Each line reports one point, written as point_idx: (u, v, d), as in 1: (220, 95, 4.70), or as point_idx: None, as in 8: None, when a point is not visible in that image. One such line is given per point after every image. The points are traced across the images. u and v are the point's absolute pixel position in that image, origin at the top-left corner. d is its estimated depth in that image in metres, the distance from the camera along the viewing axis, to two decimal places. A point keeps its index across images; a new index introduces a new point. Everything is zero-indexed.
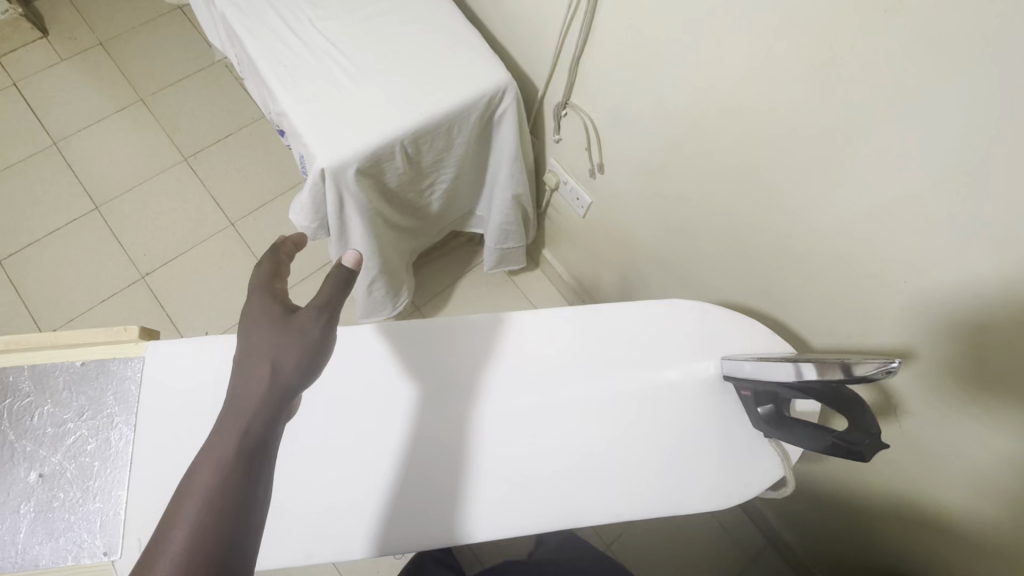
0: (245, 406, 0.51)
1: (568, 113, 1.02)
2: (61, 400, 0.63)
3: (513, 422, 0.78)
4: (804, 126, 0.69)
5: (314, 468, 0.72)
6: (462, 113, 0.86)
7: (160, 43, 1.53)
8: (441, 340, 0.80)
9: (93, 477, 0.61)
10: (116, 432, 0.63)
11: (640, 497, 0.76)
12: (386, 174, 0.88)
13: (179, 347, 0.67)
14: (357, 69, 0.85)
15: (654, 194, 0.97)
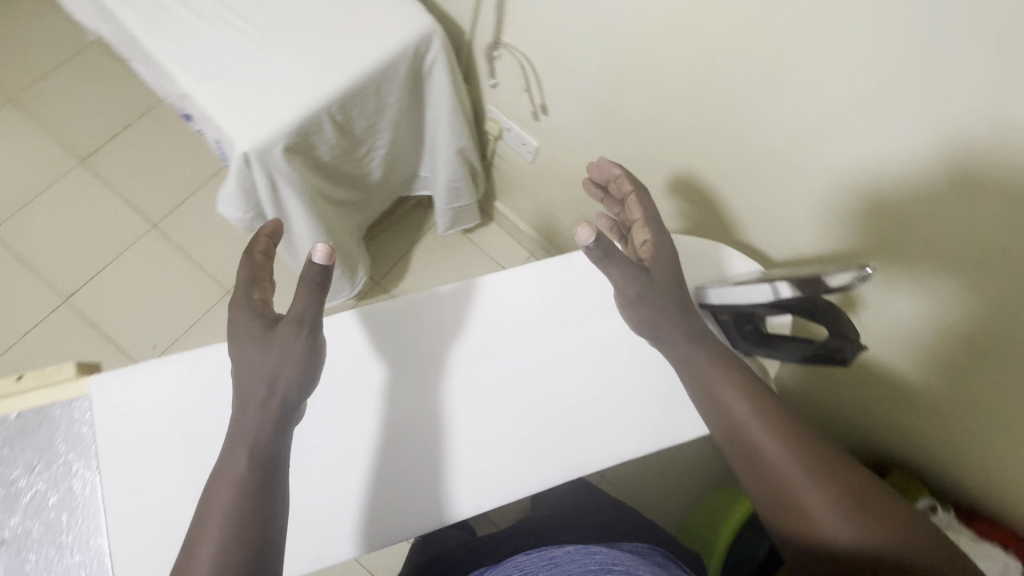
0: (250, 428, 0.52)
1: (501, 53, 0.93)
2: (3, 457, 0.53)
3: (501, 390, 0.66)
4: (749, 33, 0.61)
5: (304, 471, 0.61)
6: (389, 69, 0.81)
7: (14, 30, 1.46)
8: (394, 316, 0.67)
9: (67, 533, 0.54)
10: (80, 479, 0.55)
11: (648, 435, 0.67)
12: (318, 148, 0.83)
13: (126, 377, 0.58)
14: (262, 37, 0.78)
15: (596, 129, 0.91)
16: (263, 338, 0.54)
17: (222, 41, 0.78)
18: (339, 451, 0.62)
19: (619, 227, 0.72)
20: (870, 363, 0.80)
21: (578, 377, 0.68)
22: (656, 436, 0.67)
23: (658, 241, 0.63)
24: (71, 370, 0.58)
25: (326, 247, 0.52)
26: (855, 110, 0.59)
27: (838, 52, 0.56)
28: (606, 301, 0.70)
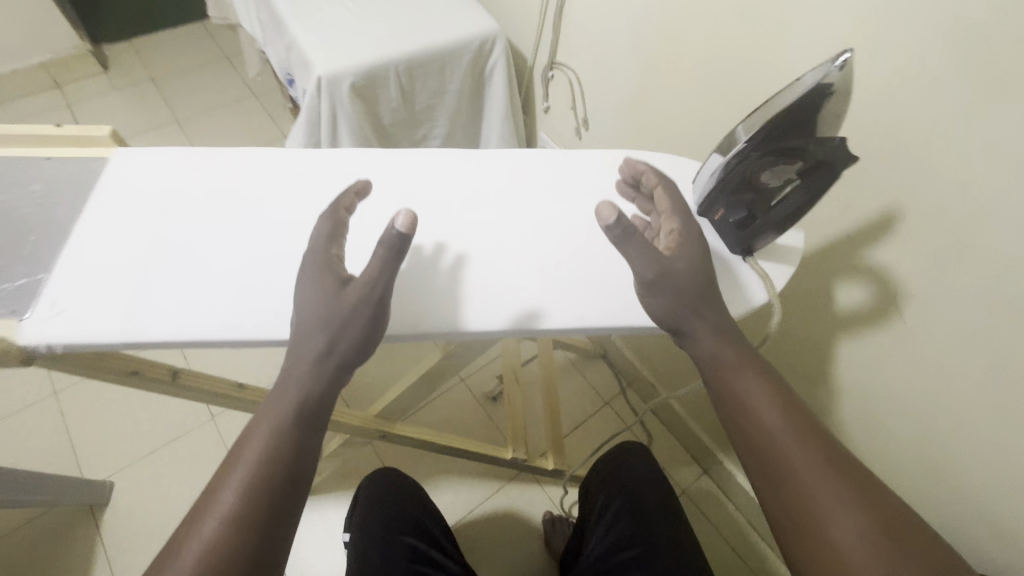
0: (302, 379, 0.46)
1: (556, 74, 1.09)
2: (22, 182, 0.57)
3: (484, 234, 0.60)
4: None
5: (244, 248, 0.54)
6: (456, 52, 0.96)
7: (200, 80, 1.94)
8: (435, 161, 0.64)
9: (22, 255, 0.52)
10: (62, 213, 0.55)
11: (621, 312, 0.56)
12: (380, 105, 0.97)
13: (146, 149, 0.60)
14: (358, 10, 0.97)
15: (629, 133, 0.99)
16: (333, 290, 0.48)
17: (328, 7, 0.96)
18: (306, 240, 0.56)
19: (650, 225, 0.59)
20: (961, 358, 0.66)
21: (557, 242, 0.60)
22: (626, 312, 0.56)
23: (684, 234, 0.53)
24: (105, 131, 0.59)
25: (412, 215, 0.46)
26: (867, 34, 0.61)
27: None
28: (597, 185, 0.65)
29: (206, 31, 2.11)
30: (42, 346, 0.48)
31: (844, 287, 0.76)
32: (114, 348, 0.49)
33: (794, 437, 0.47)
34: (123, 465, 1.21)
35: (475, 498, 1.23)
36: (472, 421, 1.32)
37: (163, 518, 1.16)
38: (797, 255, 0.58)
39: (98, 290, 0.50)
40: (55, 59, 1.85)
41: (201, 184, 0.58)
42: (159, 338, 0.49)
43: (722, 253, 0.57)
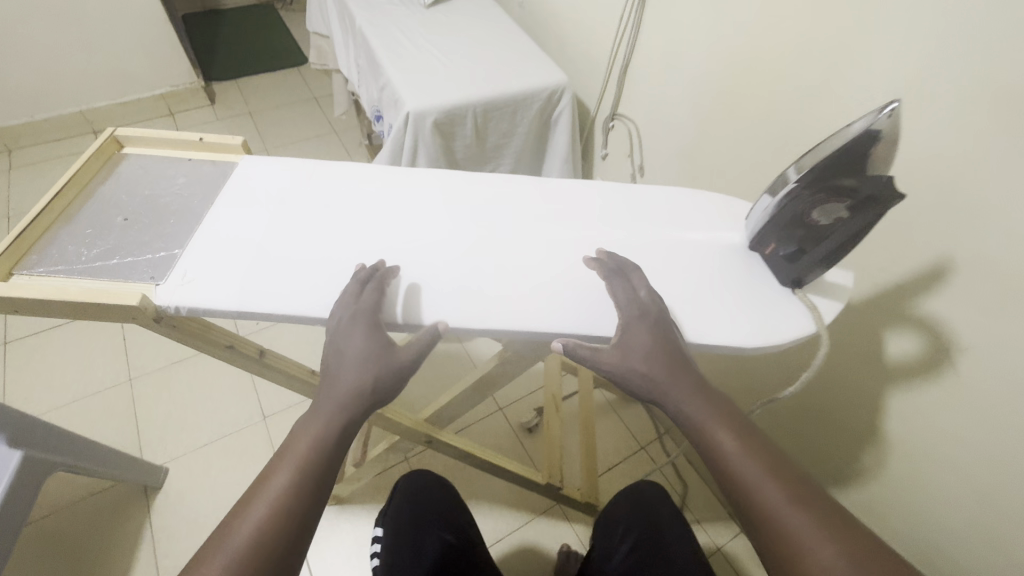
0: (342, 407, 0.49)
1: (616, 124, 1.20)
2: (169, 177, 0.69)
3: (552, 247, 0.66)
4: (814, 53, 0.75)
5: (344, 243, 0.63)
6: (528, 99, 1.07)
7: (290, 116, 2.17)
8: (510, 187, 0.72)
9: (162, 233, 0.62)
10: (197, 202, 0.66)
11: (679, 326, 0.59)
12: (456, 141, 1.07)
13: (267, 160, 0.72)
14: (445, 59, 1.10)
15: (683, 179, 1.07)
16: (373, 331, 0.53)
17: (420, 55, 1.10)
18: (394, 243, 0.64)
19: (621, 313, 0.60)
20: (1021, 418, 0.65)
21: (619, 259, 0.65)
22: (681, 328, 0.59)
23: (632, 323, 0.55)
24: (238, 141, 0.71)
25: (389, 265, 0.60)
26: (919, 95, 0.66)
27: (882, 49, 0.67)
28: (657, 215, 0.70)
29: (301, 76, 2.37)
30: (172, 307, 0.56)
31: (897, 336, 0.76)
32: (227, 315, 0.57)
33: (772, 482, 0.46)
34: (179, 453, 1.29)
35: (503, 527, 1.23)
36: (507, 449, 1.34)
37: (208, 508, 1.21)
38: (844, 292, 0.62)
39: (221, 267, 0.59)
40: (172, 91, 2.13)
41: (310, 190, 0.68)
42: (264, 309, 0.56)
43: (771, 285, 0.63)
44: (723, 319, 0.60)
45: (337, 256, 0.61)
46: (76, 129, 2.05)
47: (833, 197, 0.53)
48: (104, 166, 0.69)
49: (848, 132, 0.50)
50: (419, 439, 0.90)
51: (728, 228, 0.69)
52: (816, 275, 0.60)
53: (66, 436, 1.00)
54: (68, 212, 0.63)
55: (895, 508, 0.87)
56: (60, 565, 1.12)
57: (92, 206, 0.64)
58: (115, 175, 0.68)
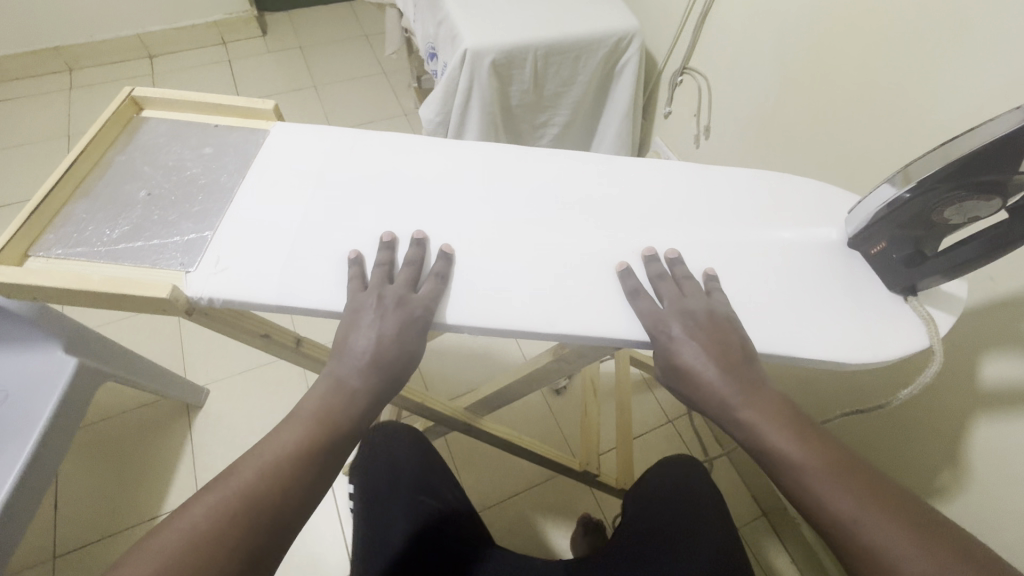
0: (362, 376, 0.52)
1: (685, 78, 1.15)
2: (193, 146, 0.67)
3: (619, 243, 0.64)
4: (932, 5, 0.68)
5: (429, 214, 0.63)
6: (593, 45, 0.99)
7: (340, 54, 2.12)
8: (576, 170, 0.70)
9: (190, 212, 0.61)
10: (226, 175, 0.65)
11: (772, 335, 0.59)
12: (512, 87, 1.02)
13: (302, 130, 0.70)
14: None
15: (758, 143, 1.03)
16: (391, 305, 0.55)
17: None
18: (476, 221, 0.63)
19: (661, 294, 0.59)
20: None
21: (700, 255, 0.64)
22: (771, 336, 0.59)
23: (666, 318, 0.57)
24: (269, 106, 0.69)
25: (392, 237, 0.60)
26: None
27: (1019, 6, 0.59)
28: (739, 210, 0.68)
29: (353, 12, 2.30)
30: (204, 299, 0.56)
31: (989, 336, 0.73)
32: (266, 308, 0.56)
33: (820, 468, 0.47)
34: (219, 377, 1.35)
35: (524, 504, 1.22)
36: (534, 420, 1.33)
37: (243, 431, 1.27)
38: (958, 305, 0.63)
39: (260, 252, 0.59)
40: (225, 19, 2.09)
41: (345, 169, 0.66)
42: (307, 306, 0.56)
43: (880, 290, 0.63)
44: (820, 330, 0.59)
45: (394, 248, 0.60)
46: (131, 52, 2.06)
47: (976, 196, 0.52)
48: (122, 132, 0.68)
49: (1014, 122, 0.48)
50: (458, 426, 0.95)
51: (831, 225, 0.68)
52: (934, 283, 0.60)
53: (120, 349, 1.05)
54: (84, 186, 0.62)
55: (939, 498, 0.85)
56: (108, 469, 1.20)
57: (110, 180, 0.63)
58: (134, 146, 0.67)
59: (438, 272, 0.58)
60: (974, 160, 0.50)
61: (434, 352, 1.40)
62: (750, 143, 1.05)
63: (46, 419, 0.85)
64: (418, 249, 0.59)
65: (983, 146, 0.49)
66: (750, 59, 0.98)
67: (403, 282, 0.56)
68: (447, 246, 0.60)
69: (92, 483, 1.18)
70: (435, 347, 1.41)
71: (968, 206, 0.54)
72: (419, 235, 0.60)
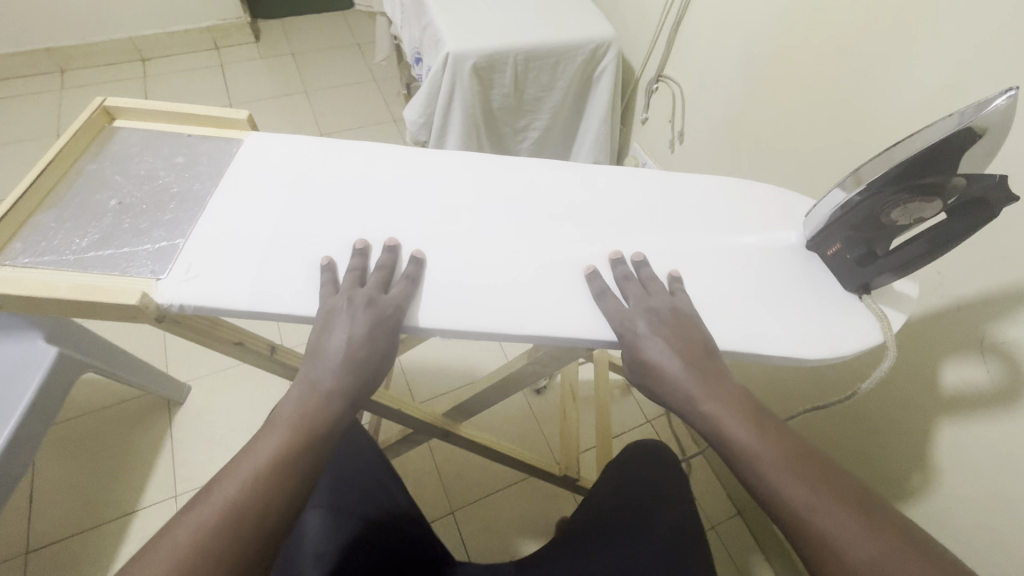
0: (337, 376, 0.52)
1: (660, 86, 1.20)
2: (166, 156, 0.67)
3: (585, 245, 0.64)
4: (881, 14, 0.72)
5: (396, 212, 0.64)
6: (571, 53, 1.04)
7: (331, 61, 2.17)
8: (542, 175, 0.70)
9: (162, 220, 0.61)
10: (199, 184, 0.65)
11: (738, 335, 0.58)
12: (493, 90, 1.06)
13: (275, 138, 0.70)
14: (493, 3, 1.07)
15: (728, 148, 1.07)
16: (362, 305, 0.55)
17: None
18: (442, 223, 0.63)
19: (628, 296, 0.58)
20: None
21: (666, 253, 0.64)
22: (734, 335, 0.58)
23: (634, 325, 0.56)
24: (243, 116, 0.69)
25: (364, 242, 0.59)
26: (985, 63, 0.62)
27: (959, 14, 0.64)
28: (703, 214, 0.68)
29: (345, 21, 2.35)
30: (174, 306, 0.55)
31: (940, 326, 0.77)
32: (238, 314, 0.56)
33: (789, 466, 0.48)
34: (201, 373, 1.35)
35: (502, 505, 1.22)
36: (514, 424, 1.34)
37: (223, 429, 1.27)
38: (909, 301, 0.64)
39: (228, 261, 0.58)
40: (219, 25, 2.13)
41: (319, 177, 0.66)
42: (279, 310, 0.56)
43: (836, 290, 0.63)
44: (783, 329, 0.59)
45: (367, 252, 0.60)
46: (125, 55, 2.09)
47: (922, 196, 0.53)
48: (93, 141, 0.68)
49: (954, 125, 0.49)
50: (437, 433, 0.97)
51: (789, 226, 0.69)
52: (886, 280, 0.60)
53: (100, 342, 1.05)
54: (52, 197, 0.62)
55: (899, 487, 0.88)
56: (85, 465, 1.20)
57: (80, 189, 0.63)
58: (107, 156, 0.67)
59: (408, 272, 0.58)
60: (918, 162, 0.51)
61: (414, 361, 1.41)
62: (722, 147, 1.09)
63: (23, 405, 0.85)
64: (390, 255, 0.59)
65: (925, 148, 0.50)
66: (721, 67, 1.03)
67: (374, 284, 0.56)
68: (418, 250, 0.60)
69: (67, 478, 1.17)
70: (416, 354, 1.43)
71: (913, 207, 0.55)
72: (390, 240, 0.60)
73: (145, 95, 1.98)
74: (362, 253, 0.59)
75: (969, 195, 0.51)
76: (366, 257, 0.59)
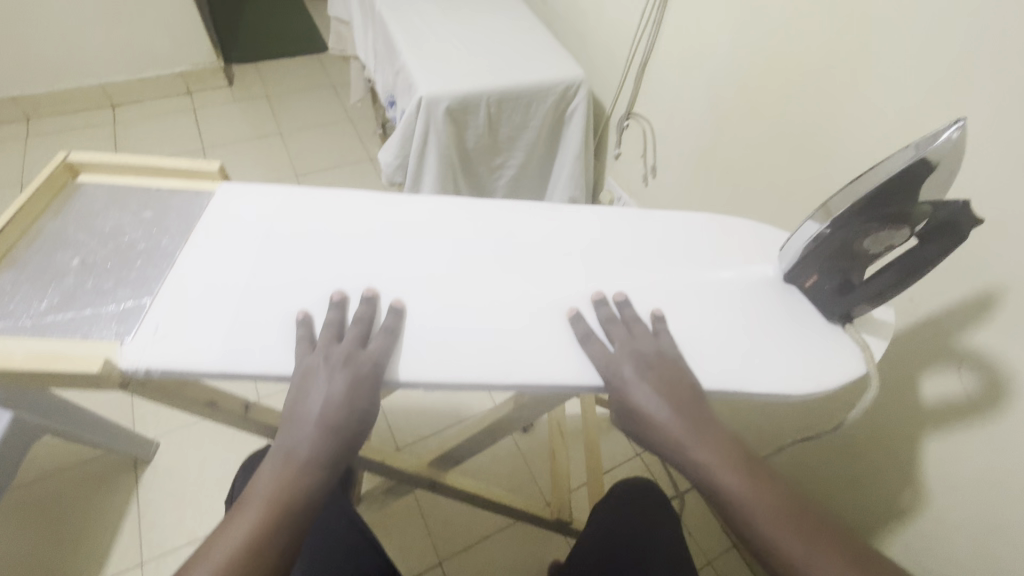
0: (314, 442, 0.50)
1: (631, 122, 1.23)
2: (133, 211, 0.65)
3: (567, 287, 0.63)
4: (836, 54, 0.77)
5: (374, 260, 0.62)
6: (542, 93, 1.06)
7: (306, 102, 2.18)
8: (521, 217, 0.70)
9: (128, 278, 0.59)
10: (168, 239, 0.62)
11: (725, 373, 0.58)
12: (468, 131, 1.07)
13: (247, 188, 0.68)
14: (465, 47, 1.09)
15: (698, 180, 1.10)
16: (339, 364, 0.53)
17: (438, 41, 1.10)
18: (421, 270, 0.62)
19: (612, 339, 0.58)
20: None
21: (648, 291, 0.64)
22: (721, 373, 0.58)
23: (618, 370, 0.55)
24: (215, 168, 0.68)
25: (341, 293, 0.58)
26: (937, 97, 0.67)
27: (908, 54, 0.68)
28: (682, 251, 0.68)
29: (320, 64, 2.37)
30: (141, 370, 0.52)
31: (916, 352, 0.77)
32: (208, 375, 0.53)
33: (776, 516, 0.48)
34: (170, 428, 1.29)
35: (492, 552, 1.17)
36: (502, 466, 1.30)
37: (194, 487, 1.20)
38: (887, 328, 0.64)
39: (198, 319, 0.56)
40: (191, 70, 2.13)
41: (294, 227, 0.65)
42: (253, 370, 0.53)
43: (817, 320, 0.63)
44: (768, 364, 0.59)
45: (344, 303, 0.58)
46: (94, 102, 2.06)
47: (891, 224, 0.55)
48: (56, 198, 0.65)
49: (912, 155, 0.51)
50: (424, 482, 0.93)
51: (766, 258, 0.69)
52: (866, 308, 0.61)
53: (61, 402, 0.99)
54: (10, 258, 0.59)
55: (891, 514, 0.87)
56: (42, 536, 1.11)
57: (40, 249, 0.60)
58: (70, 213, 0.64)
59: (387, 325, 0.56)
60: (884, 193, 0.52)
61: (396, 404, 1.37)
62: (693, 181, 1.11)
63: None
64: (368, 306, 0.57)
65: (890, 178, 0.51)
66: (688, 105, 1.06)
67: (352, 339, 0.54)
68: (397, 300, 0.59)
69: (22, 551, 1.09)
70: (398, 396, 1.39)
71: (884, 235, 0.56)
72: (368, 290, 0.58)
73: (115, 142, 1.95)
74: (339, 305, 0.57)
75: (936, 221, 0.53)
76: (344, 309, 0.57)
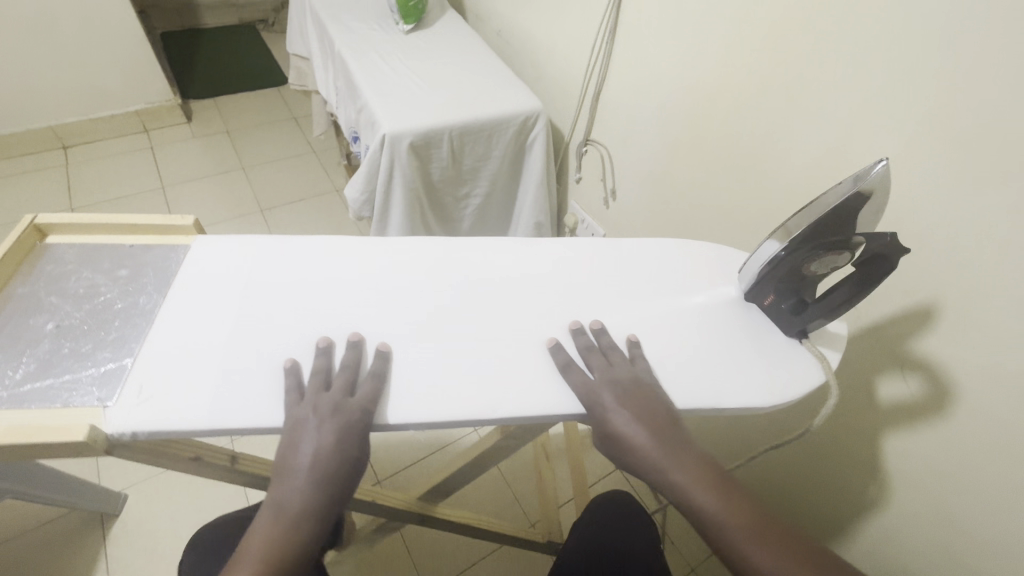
0: (304, 494, 0.51)
1: (589, 148, 1.29)
2: (106, 270, 0.65)
3: (545, 320, 0.66)
4: (772, 85, 0.83)
5: (354, 305, 0.63)
6: (502, 124, 1.09)
7: (268, 136, 2.17)
8: (496, 252, 0.73)
9: (107, 340, 0.58)
10: (145, 295, 0.62)
11: (699, 394, 0.61)
12: (433, 164, 1.10)
13: (221, 240, 0.69)
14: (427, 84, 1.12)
15: (654, 200, 1.15)
16: (327, 413, 0.53)
17: (399, 79, 1.13)
18: (402, 312, 0.64)
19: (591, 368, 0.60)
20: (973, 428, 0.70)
21: (621, 319, 0.67)
22: (695, 394, 0.61)
23: (597, 398, 0.57)
24: (189, 222, 0.68)
25: (327, 340, 0.59)
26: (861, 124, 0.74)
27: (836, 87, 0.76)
28: (651, 278, 0.72)
29: (281, 97, 2.37)
30: (126, 434, 0.52)
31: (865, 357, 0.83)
32: (194, 434, 0.53)
33: (752, 532, 0.50)
34: (140, 479, 1.24)
35: None
36: (485, 491, 1.31)
37: (168, 539, 1.16)
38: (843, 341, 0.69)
39: (181, 377, 0.56)
40: (148, 108, 2.10)
41: (274, 276, 0.65)
42: (240, 425, 0.53)
43: (777, 337, 0.68)
44: (737, 382, 0.63)
45: (331, 350, 0.59)
46: (45, 144, 2.01)
47: (834, 250, 0.59)
48: (23, 260, 0.65)
49: (849, 190, 0.56)
50: (414, 518, 0.92)
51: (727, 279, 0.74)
52: (819, 324, 0.66)
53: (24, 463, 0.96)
54: None
55: (857, 510, 0.92)
56: None
57: (10, 315, 0.59)
58: (37, 274, 0.63)
59: (375, 370, 0.57)
60: (825, 225, 0.57)
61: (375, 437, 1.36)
62: (652, 202, 1.17)
63: None
64: (354, 352, 0.58)
65: (830, 209, 0.56)
66: (642, 131, 1.12)
67: (339, 388, 0.55)
68: (383, 344, 0.60)
69: None
70: None
71: (828, 259, 0.60)
72: (354, 336, 0.59)
73: (69, 184, 1.90)
74: (325, 352, 0.58)
75: (871, 250, 0.58)
76: (330, 357, 0.58)
